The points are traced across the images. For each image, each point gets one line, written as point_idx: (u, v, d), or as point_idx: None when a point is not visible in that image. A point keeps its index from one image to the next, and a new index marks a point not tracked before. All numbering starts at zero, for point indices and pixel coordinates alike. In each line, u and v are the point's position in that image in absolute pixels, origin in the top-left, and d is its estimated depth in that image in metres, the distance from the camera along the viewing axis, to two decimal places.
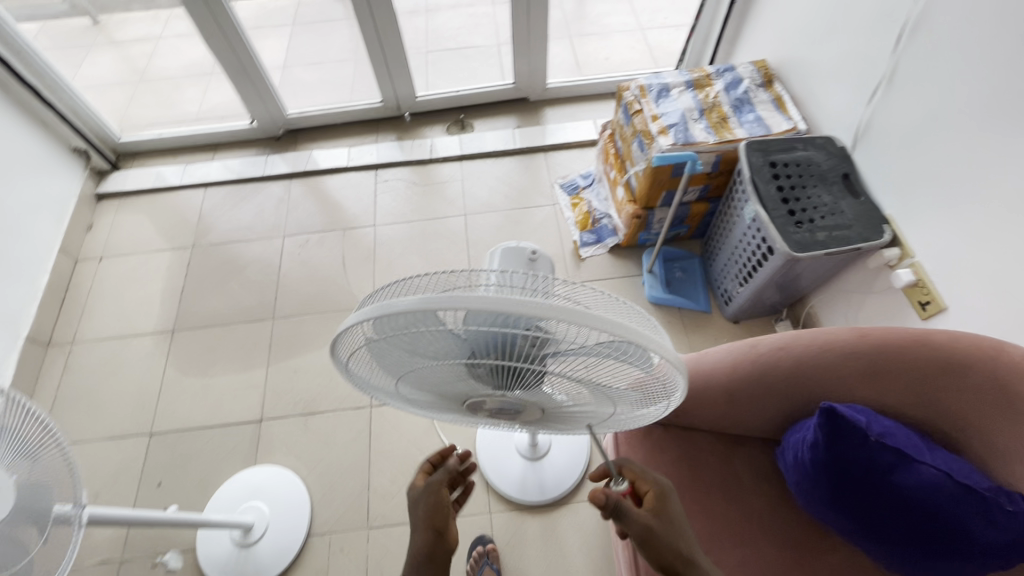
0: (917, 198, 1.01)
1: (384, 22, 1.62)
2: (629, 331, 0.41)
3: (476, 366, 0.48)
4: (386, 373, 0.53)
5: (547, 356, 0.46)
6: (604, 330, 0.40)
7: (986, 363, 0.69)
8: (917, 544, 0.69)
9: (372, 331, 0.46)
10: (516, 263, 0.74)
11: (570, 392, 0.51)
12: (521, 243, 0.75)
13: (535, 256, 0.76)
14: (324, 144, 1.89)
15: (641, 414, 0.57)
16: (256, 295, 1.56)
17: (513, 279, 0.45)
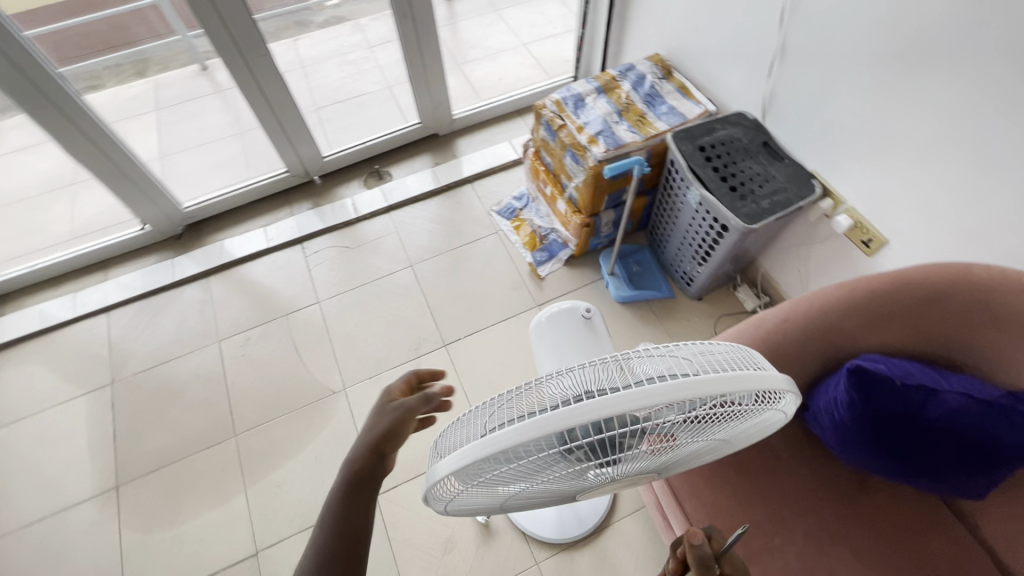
0: (835, 152, 1.11)
1: (273, 90, 1.50)
2: (735, 381, 0.39)
3: (580, 471, 0.44)
4: (489, 501, 0.51)
5: (640, 439, 0.42)
6: (715, 390, 0.38)
7: (962, 286, 0.77)
8: (959, 465, 0.75)
9: (457, 482, 0.44)
10: (573, 318, 0.94)
11: (677, 450, 0.47)
12: (577, 304, 0.95)
13: (588, 314, 0.94)
14: (234, 229, 1.72)
15: (754, 431, 0.52)
16: (207, 414, 1.38)
17: (569, 380, 0.42)
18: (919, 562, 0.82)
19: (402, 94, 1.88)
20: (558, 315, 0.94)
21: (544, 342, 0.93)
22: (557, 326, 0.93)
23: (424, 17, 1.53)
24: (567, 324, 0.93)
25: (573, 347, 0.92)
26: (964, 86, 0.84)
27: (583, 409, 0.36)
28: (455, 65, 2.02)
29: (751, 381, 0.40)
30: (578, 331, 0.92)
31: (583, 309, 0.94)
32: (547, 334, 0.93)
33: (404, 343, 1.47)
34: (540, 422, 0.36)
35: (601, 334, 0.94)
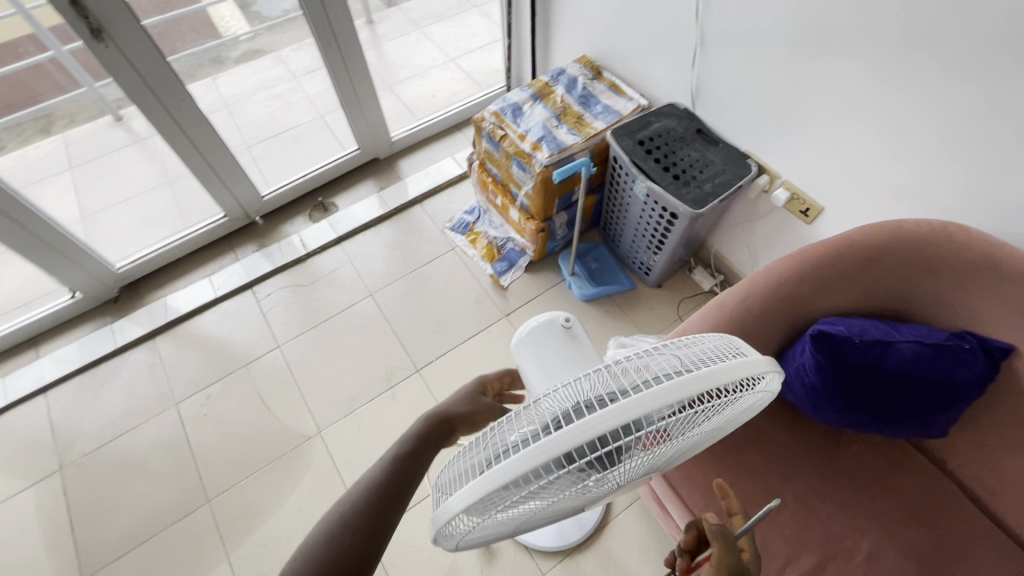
0: (765, 131, 1.17)
1: (200, 133, 1.44)
2: (723, 372, 0.40)
3: (585, 486, 0.44)
4: (499, 530, 0.50)
5: (637, 447, 0.42)
6: (706, 385, 0.39)
7: (898, 241, 0.83)
8: (922, 408, 0.80)
9: (463, 521, 0.43)
10: (553, 327, 0.97)
11: (674, 447, 0.48)
12: (556, 314, 0.98)
13: (568, 322, 0.98)
14: (175, 283, 1.63)
15: (743, 412, 0.54)
16: (174, 484, 1.29)
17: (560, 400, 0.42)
18: (899, 505, 0.87)
19: (336, 122, 1.84)
20: (538, 328, 0.96)
21: (529, 356, 0.94)
22: (538, 338, 0.95)
23: (349, 43, 1.51)
24: (549, 334, 0.96)
25: (558, 355, 0.94)
26: (871, 56, 0.91)
27: (583, 426, 0.36)
28: (387, 87, 2.00)
29: (738, 370, 0.41)
30: (558, 340, 0.95)
31: (561, 318, 0.97)
32: (530, 348, 0.95)
33: (375, 374, 1.43)
34: (542, 446, 0.36)
35: (582, 341, 0.96)
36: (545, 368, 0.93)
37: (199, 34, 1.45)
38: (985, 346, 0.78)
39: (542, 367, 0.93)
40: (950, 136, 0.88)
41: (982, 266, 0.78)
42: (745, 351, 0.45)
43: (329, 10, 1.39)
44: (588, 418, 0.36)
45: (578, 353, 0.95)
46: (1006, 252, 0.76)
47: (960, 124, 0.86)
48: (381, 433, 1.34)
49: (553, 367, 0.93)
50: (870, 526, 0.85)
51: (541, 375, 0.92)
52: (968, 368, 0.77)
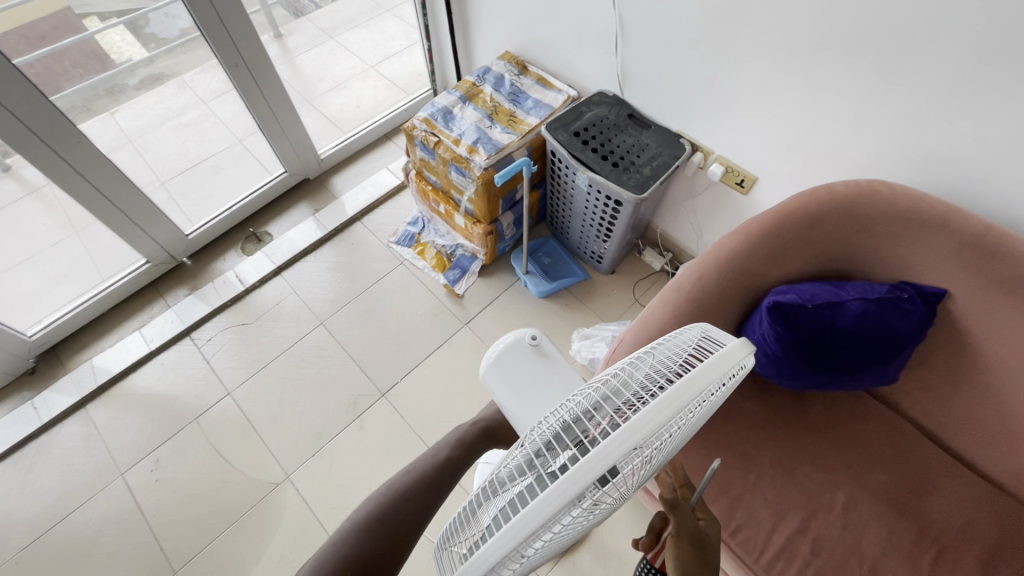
0: (693, 110, 1.20)
1: (103, 177, 1.31)
2: (707, 375, 0.40)
3: (594, 514, 0.43)
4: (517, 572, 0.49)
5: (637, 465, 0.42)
6: (693, 392, 0.38)
7: (834, 205, 0.86)
8: (875, 360, 0.84)
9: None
10: (520, 348, 0.88)
11: (667, 449, 0.48)
12: (521, 332, 0.90)
13: (535, 339, 0.90)
14: (102, 342, 1.49)
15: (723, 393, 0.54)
16: (133, 562, 1.18)
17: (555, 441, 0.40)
18: (864, 452, 0.91)
19: (257, 146, 1.73)
20: (503, 352, 0.88)
21: (501, 386, 0.86)
22: (506, 364, 0.87)
23: (258, 62, 1.41)
24: (516, 357, 0.88)
25: (532, 378, 0.86)
26: (782, 30, 0.94)
27: (582, 471, 0.34)
28: (307, 102, 1.89)
29: (720, 367, 0.41)
30: (529, 361, 0.88)
31: (525, 336, 0.89)
32: (499, 376, 0.87)
33: (339, 406, 1.37)
34: (543, 502, 0.34)
35: (554, 356, 0.89)
36: (521, 395, 0.85)
37: (84, 69, 1.31)
38: (922, 293, 0.83)
39: (518, 394, 0.85)
40: (862, 100, 0.93)
41: (909, 218, 0.82)
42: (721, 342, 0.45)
43: (231, 29, 1.30)
44: (583, 461, 0.34)
45: (552, 370, 0.87)
46: (928, 203, 0.81)
47: (870, 87, 0.91)
48: (354, 466, 1.28)
49: (530, 393, 0.85)
50: (843, 477, 0.89)
51: (519, 404, 0.85)
52: (909, 316, 0.81)
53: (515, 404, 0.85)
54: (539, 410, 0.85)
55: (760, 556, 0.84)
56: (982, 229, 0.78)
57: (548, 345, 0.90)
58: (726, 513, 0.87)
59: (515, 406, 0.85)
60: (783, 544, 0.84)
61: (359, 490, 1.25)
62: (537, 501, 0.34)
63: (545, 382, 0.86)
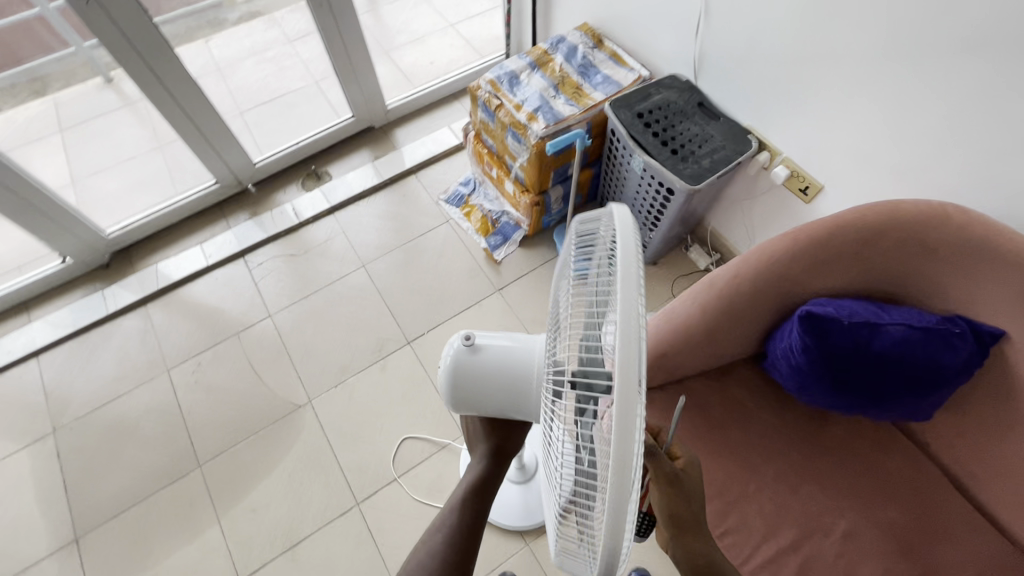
0: (768, 106, 1.14)
1: (189, 98, 1.40)
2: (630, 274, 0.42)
3: None
4: None
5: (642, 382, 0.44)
6: (636, 304, 0.40)
7: (895, 221, 0.81)
8: (908, 391, 0.80)
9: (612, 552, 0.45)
10: (466, 367, 0.59)
11: None
12: (450, 343, 0.60)
13: (471, 340, 0.59)
14: (167, 251, 1.62)
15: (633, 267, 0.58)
16: (165, 450, 1.30)
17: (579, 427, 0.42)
18: (878, 485, 0.87)
19: (330, 89, 1.79)
20: (450, 389, 0.60)
21: (486, 410, 0.62)
22: (467, 394, 0.60)
23: (342, 5, 1.45)
24: (467, 385, 0.59)
25: (504, 391, 0.59)
26: (878, 30, 0.88)
27: (624, 447, 0.36)
28: (383, 52, 1.94)
29: (630, 255, 0.44)
30: (485, 372, 0.58)
31: (453, 357, 0.59)
32: (473, 402, 0.62)
33: (366, 346, 1.43)
34: (617, 489, 0.36)
35: (507, 350, 0.58)
36: (507, 408, 0.60)
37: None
38: (976, 330, 0.77)
39: (505, 410, 0.61)
40: (955, 115, 0.85)
41: (978, 247, 0.76)
42: (615, 232, 0.47)
43: None
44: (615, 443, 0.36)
45: (514, 372, 0.58)
46: (1004, 235, 0.74)
47: (968, 101, 0.83)
48: (370, 404, 1.35)
49: (516, 405, 0.60)
50: (849, 505, 0.86)
51: (518, 412, 0.61)
52: (956, 351, 0.76)
53: (516, 415, 0.61)
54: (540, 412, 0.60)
55: (744, 563, 0.83)
56: None
57: (483, 340, 0.59)
58: (718, 516, 0.86)
59: (516, 414, 0.61)
60: (770, 557, 0.83)
61: (371, 426, 1.32)
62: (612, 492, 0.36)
63: (519, 388, 0.58)
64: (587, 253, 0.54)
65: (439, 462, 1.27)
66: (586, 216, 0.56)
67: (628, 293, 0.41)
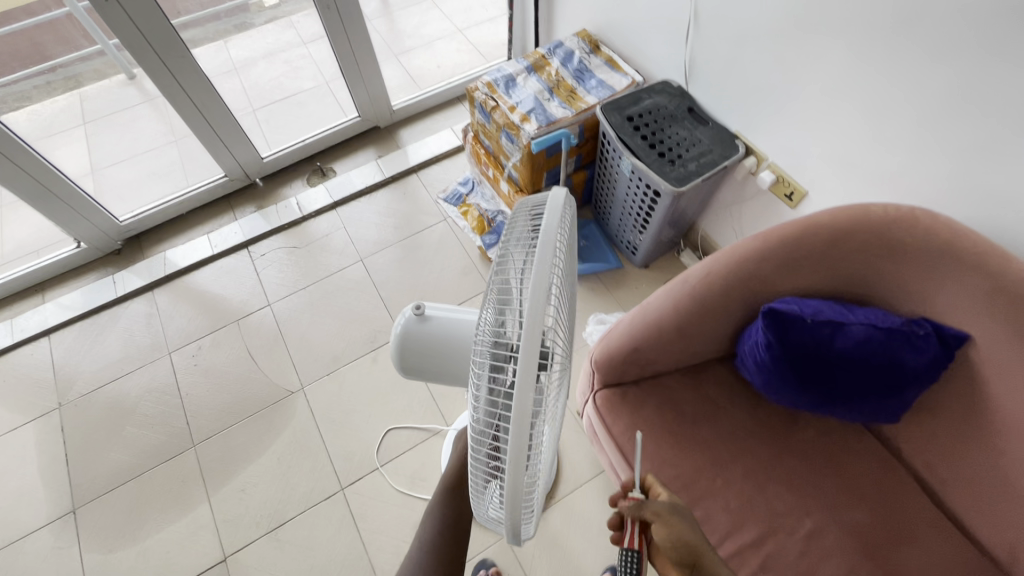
0: (754, 113, 1.15)
1: (202, 94, 1.47)
2: (549, 243, 0.45)
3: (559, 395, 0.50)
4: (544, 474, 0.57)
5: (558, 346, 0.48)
6: (547, 271, 0.43)
7: (863, 223, 0.82)
8: (871, 391, 0.81)
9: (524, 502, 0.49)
10: (414, 335, 0.63)
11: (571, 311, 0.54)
12: (400, 314, 0.63)
13: (419, 310, 0.63)
14: (176, 239, 1.68)
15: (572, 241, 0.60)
16: (163, 428, 1.35)
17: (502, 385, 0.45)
18: (846, 486, 0.88)
19: (339, 89, 1.85)
20: (401, 357, 0.64)
21: (436, 378, 0.66)
22: (416, 362, 0.64)
23: (348, 8, 1.51)
24: (416, 353, 0.63)
25: (451, 359, 0.63)
26: (853, 38, 0.89)
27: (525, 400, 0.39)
28: (392, 55, 2.00)
29: (555, 226, 0.47)
30: (430, 340, 0.63)
31: (403, 326, 0.63)
32: (423, 370, 0.66)
33: (359, 337, 1.47)
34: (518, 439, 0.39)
35: (451, 322, 0.62)
36: (455, 375, 0.65)
37: None
38: (941, 333, 0.78)
39: (455, 376, 0.65)
40: (926, 123, 0.86)
41: (944, 250, 0.77)
42: (548, 210, 0.50)
43: None
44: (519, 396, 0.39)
45: (460, 340, 0.62)
46: (969, 238, 0.75)
47: (941, 106, 0.83)
48: (359, 393, 1.39)
49: (462, 372, 0.64)
50: (815, 505, 0.86)
51: (464, 378, 0.65)
52: (919, 352, 0.77)
53: (464, 381, 0.66)
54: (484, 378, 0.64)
55: None
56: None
57: (431, 311, 0.63)
58: None
59: (463, 381, 0.66)
60: (732, 552, 0.83)
61: (360, 415, 1.35)
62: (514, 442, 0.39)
63: (464, 355, 0.62)
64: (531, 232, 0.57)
65: (423, 452, 1.30)
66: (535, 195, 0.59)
67: (544, 261, 0.44)
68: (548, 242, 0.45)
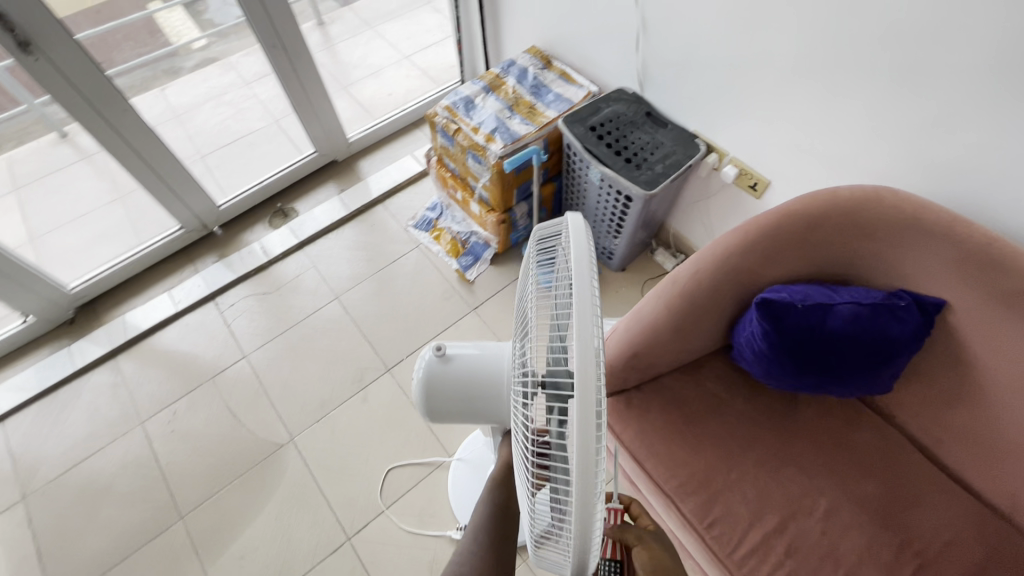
0: (711, 112, 1.20)
1: (148, 147, 1.40)
2: (585, 268, 0.45)
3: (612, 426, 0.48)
4: None
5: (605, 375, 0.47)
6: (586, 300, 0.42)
7: (833, 207, 0.86)
8: (865, 365, 0.84)
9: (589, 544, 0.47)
10: (438, 377, 0.62)
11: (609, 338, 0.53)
12: (422, 356, 0.62)
13: (442, 351, 0.62)
14: (135, 300, 1.59)
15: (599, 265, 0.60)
16: (145, 504, 1.26)
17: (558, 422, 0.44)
18: (852, 460, 0.91)
19: (291, 126, 1.81)
20: (425, 401, 0.63)
21: (459, 418, 0.65)
22: (441, 405, 0.63)
23: (295, 45, 1.48)
24: (441, 395, 0.62)
25: (477, 397, 0.62)
26: (798, 34, 0.94)
27: (586, 429, 0.38)
28: (341, 87, 1.97)
29: (587, 252, 0.46)
30: (454, 381, 0.61)
31: (425, 369, 0.62)
32: (447, 410, 0.65)
33: (346, 377, 1.42)
34: (583, 471, 0.38)
35: (474, 362, 0.61)
36: (478, 413, 0.64)
37: (136, 43, 1.40)
38: (920, 302, 0.83)
39: (479, 414, 0.65)
40: (875, 107, 0.91)
41: (912, 224, 0.82)
42: (571, 237, 0.50)
43: (271, 12, 1.37)
44: (579, 425, 0.38)
45: (487, 378, 0.61)
46: (933, 211, 0.80)
47: (887, 90, 0.88)
48: (353, 436, 1.34)
49: (489, 409, 0.64)
50: (827, 483, 0.89)
51: (491, 415, 0.65)
52: (903, 323, 0.81)
53: (488, 418, 0.65)
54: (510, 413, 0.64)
55: (734, 551, 0.84)
56: (986, 240, 0.77)
57: (454, 350, 0.62)
58: (703, 508, 0.88)
59: (490, 418, 0.65)
60: (758, 543, 0.84)
61: (356, 459, 1.31)
62: (578, 475, 0.38)
63: (491, 392, 0.62)
64: (546, 260, 0.58)
65: (428, 487, 1.26)
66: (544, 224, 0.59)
67: (582, 291, 0.43)
68: (582, 270, 0.45)
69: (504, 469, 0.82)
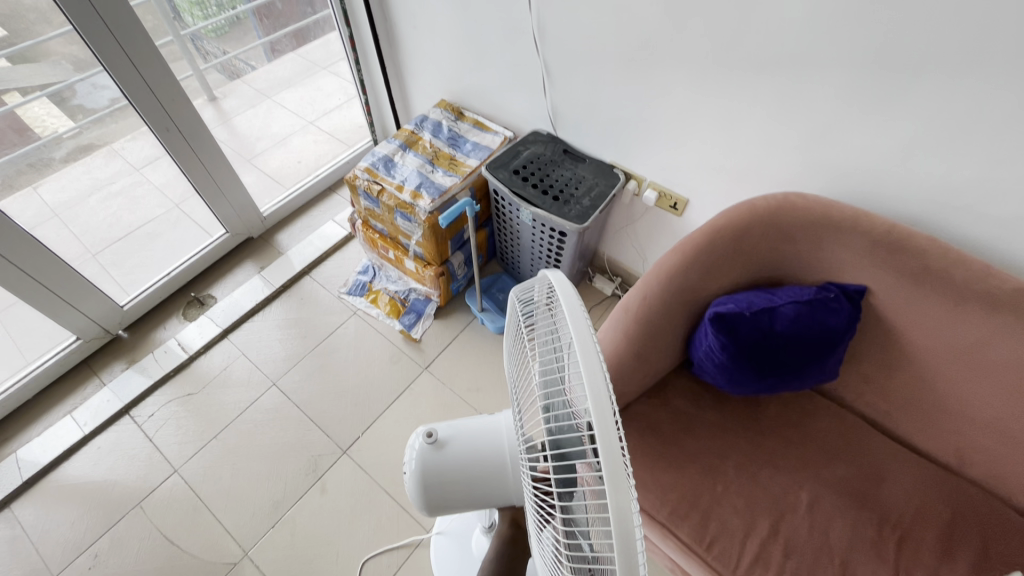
0: (623, 143, 1.27)
1: (27, 255, 1.23)
2: (577, 318, 0.44)
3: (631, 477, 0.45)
4: None
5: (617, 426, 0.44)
6: (586, 344, 0.41)
7: (755, 215, 0.93)
8: (815, 357, 0.89)
9: None
10: (431, 465, 0.60)
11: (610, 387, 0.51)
12: (414, 441, 0.61)
13: (434, 437, 0.61)
14: (29, 432, 1.36)
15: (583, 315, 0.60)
16: None
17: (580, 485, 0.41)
18: (819, 447, 0.95)
19: (194, 209, 1.69)
20: (422, 494, 0.61)
21: (463, 505, 0.63)
22: (438, 496, 0.61)
23: (191, 126, 1.39)
24: (439, 484, 0.60)
25: (475, 481, 0.61)
26: (690, 68, 1.02)
27: (619, 497, 0.35)
28: (246, 161, 1.89)
29: (573, 300, 0.46)
30: (446, 467, 0.60)
31: (419, 458, 0.60)
32: (445, 500, 0.63)
33: (298, 470, 1.30)
34: (624, 550, 0.35)
35: (464, 446, 0.60)
36: (480, 495, 0.62)
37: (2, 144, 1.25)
38: (846, 291, 0.90)
39: (483, 498, 0.62)
40: (768, 123, 1.01)
41: (822, 221, 0.90)
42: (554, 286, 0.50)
43: (157, 90, 1.27)
44: (609, 485, 0.35)
45: (483, 459, 0.60)
46: (838, 208, 0.89)
47: (777, 105, 0.97)
48: (317, 533, 1.21)
49: (492, 489, 0.62)
50: (804, 478, 0.92)
51: (492, 497, 0.63)
52: (837, 313, 0.88)
53: (495, 499, 0.63)
54: (512, 491, 0.62)
55: (737, 567, 0.83)
56: (889, 227, 0.85)
57: (445, 434, 0.61)
58: (699, 529, 0.87)
59: (491, 499, 0.63)
60: (756, 552, 0.84)
61: (325, 559, 1.18)
62: (619, 553, 0.35)
63: (490, 473, 0.60)
64: (532, 321, 0.58)
65: (411, 570, 1.16)
66: (522, 285, 0.60)
67: (581, 336, 0.42)
68: (577, 318, 0.44)
69: (501, 545, 0.76)
